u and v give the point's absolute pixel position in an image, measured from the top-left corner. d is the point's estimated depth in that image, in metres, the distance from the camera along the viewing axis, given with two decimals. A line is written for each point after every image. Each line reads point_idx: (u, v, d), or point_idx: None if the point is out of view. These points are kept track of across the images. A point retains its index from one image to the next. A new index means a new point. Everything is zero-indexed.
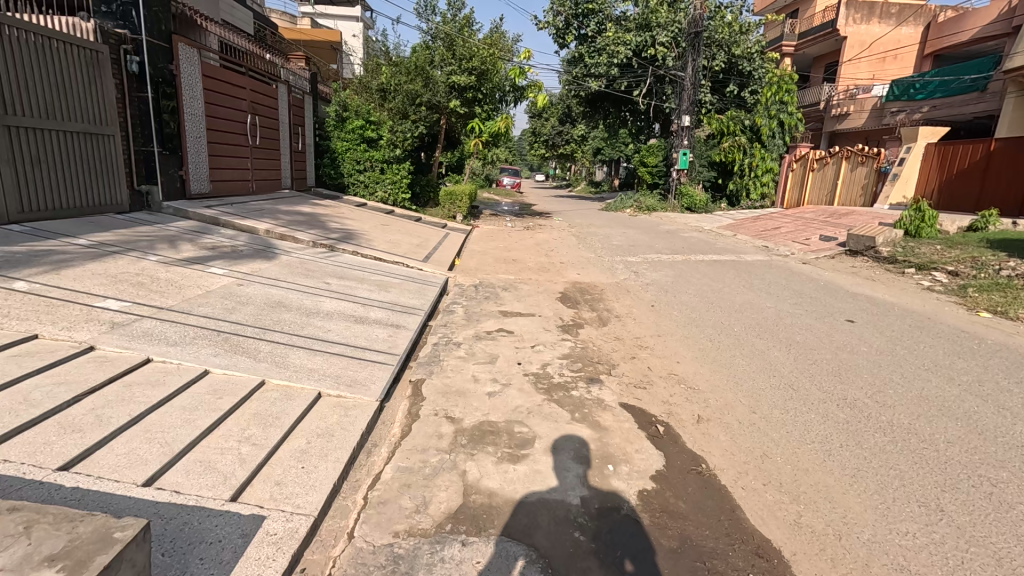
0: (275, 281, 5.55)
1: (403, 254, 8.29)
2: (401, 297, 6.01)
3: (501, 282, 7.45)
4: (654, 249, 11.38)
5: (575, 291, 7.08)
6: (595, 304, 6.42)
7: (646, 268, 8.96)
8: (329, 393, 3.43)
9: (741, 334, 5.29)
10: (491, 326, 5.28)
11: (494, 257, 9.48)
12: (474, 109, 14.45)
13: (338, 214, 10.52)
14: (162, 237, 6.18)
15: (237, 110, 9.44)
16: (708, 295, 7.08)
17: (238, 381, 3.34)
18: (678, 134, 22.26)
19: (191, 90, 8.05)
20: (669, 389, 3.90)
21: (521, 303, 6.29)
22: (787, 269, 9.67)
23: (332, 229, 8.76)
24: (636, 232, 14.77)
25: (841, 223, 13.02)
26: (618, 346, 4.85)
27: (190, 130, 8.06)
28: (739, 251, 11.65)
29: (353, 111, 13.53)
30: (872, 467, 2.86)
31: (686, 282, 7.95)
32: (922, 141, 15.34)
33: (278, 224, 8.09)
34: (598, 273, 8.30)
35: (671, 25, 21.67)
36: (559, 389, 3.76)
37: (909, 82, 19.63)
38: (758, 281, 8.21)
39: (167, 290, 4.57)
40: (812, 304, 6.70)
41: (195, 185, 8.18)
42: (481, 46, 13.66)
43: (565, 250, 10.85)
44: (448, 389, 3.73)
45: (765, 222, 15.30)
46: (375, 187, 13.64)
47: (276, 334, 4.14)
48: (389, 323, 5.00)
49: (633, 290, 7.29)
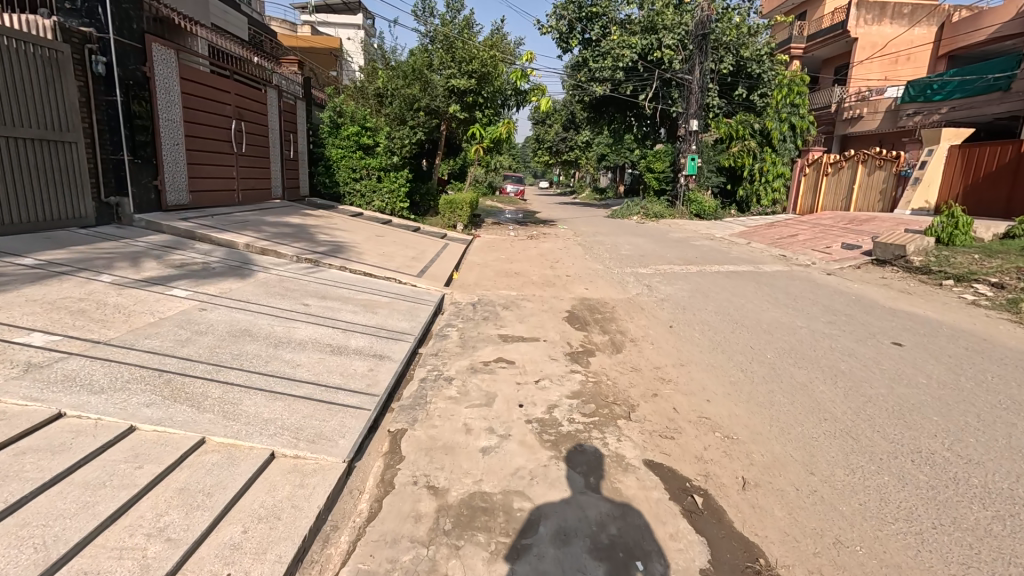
0: (246, 303, 4.91)
1: (396, 268, 7.66)
2: (389, 320, 5.36)
3: (502, 299, 6.80)
4: (665, 259, 10.71)
5: (583, 310, 6.42)
6: (606, 325, 5.76)
7: (659, 282, 8.30)
8: (285, 453, 2.76)
9: (776, 363, 4.60)
10: (489, 354, 4.61)
11: (495, 270, 8.84)
12: (475, 114, 13.85)
13: (330, 224, 9.94)
14: (125, 254, 5.58)
15: (219, 116, 8.85)
16: (731, 313, 6.40)
17: (170, 439, 2.67)
18: (685, 139, 21.71)
19: (167, 94, 7.48)
20: (703, 438, 3.22)
21: (523, 325, 5.63)
22: (810, 280, 8.99)
23: (321, 241, 8.15)
24: (645, 240, 14.11)
25: (862, 230, 12.35)
26: (635, 380, 4.18)
27: (166, 137, 7.48)
28: (756, 261, 10.98)
29: (349, 118, 12.95)
30: (984, 563, 2.18)
31: (705, 297, 7.28)
32: (945, 144, 14.65)
33: (261, 237, 7.48)
34: (607, 288, 7.65)
35: (678, 28, 21.05)
36: (569, 443, 3.08)
37: (925, 82, 18.89)
38: (782, 296, 7.53)
39: (112, 318, 3.94)
40: (849, 323, 6.01)
41: (171, 196, 7.59)
42: (481, 48, 13.12)
43: (572, 261, 10.21)
44: (432, 443, 3.06)
45: (779, 229, 14.66)
46: (372, 196, 13.01)
47: (233, 373, 3.49)
48: (371, 353, 4.34)
49: (647, 307, 6.63)
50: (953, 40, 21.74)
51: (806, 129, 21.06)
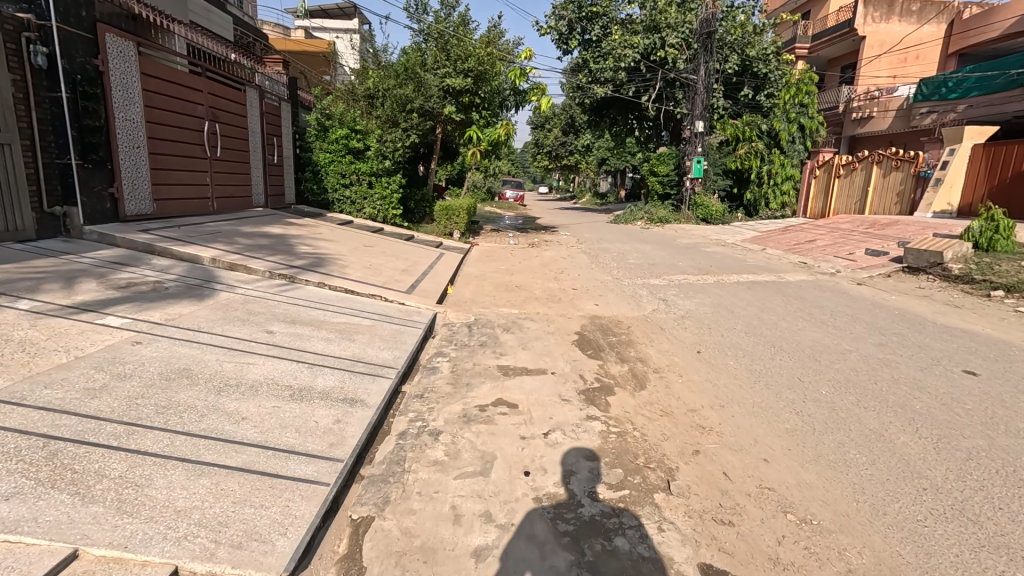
0: (196, 332, 4.10)
1: (382, 284, 6.83)
2: (368, 350, 4.53)
3: (502, 319, 5.97)
4: (678, 268, 9.94)
5: (595, 332, 5.58)
6: (624, 351, 4.92)
7: (675, 295, 7.53)
8: (194, 570, 1.94)
9: (835, 400, 3.80)
10: (486, 394, 3.79)
11: (493, 283, 8.02)
12: (472, 115, 13.12)
13: (314, 234, 9.14)
14: (61, 274, 4.76)
15: (188, 117, 8.04)
16: (765, 334, 5.57)
17: (23, 557, 1.85)
18: (690, 141, 21.00)
19: (125, 90, 6.69)
20: (773, 525, 2.40)
21: (527, 352, 4.79)
22: (840, 290, 8.19)
23: (300, 254, 7.34)
24: (653, 247, 13.32)
25: (887, 235, 11.57)
26: (668, 430, 3.36)
27: (123, 140, 6.67)
28: (776, 269, 10.19)
29: (337, 120, 12.04)
30: None
31: (729, 313, 6.47)
32: (968, 142, 13.86)
33: (230, 250, 6.66)
34: (620, 303, 6.86)
35: (682, 26, 20.36)
36: (594, 538, 2.26)
37: (941, 80, 18.22)
38: (816, 310, 6.73)
39: (9, 360, 3.11)
40: (904, 345, 5.18)
41: (131, 205, 6.79)
42: (478, 45, 12.40)
43: (578, 271, 9.43)
44: (408, 543, 2.24)
45: (794, 234, 13.88)
46: (363, 203, 12.33)
47: (150, 436, 2.66)
48: (341, 397, 3.52)
49: (667, 326, 5.84)
50: (962, 38, 21.02)
51: (816, 129, 20.44)
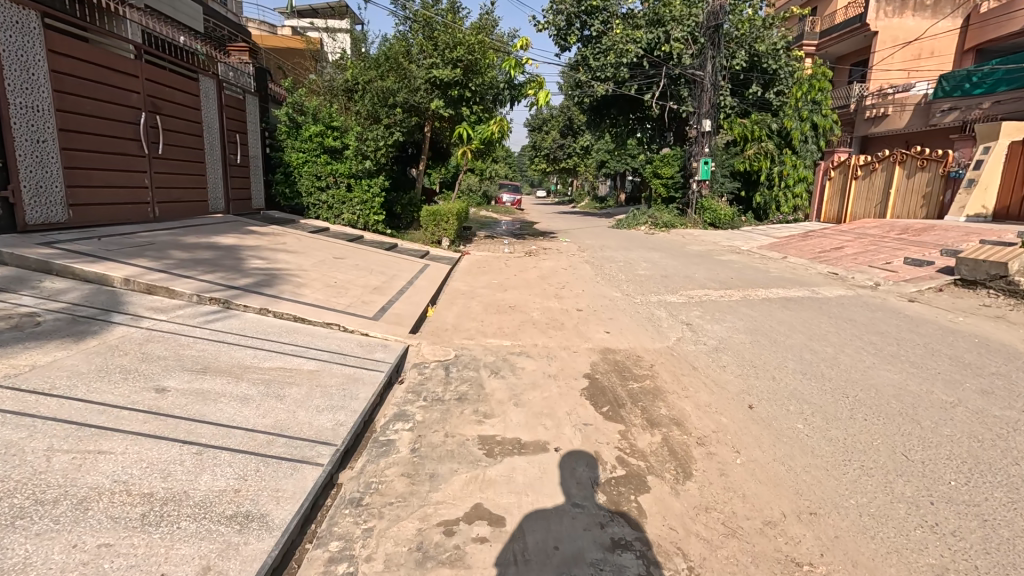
0: (38, 398, 2.81)
1: (344, 308, 5.58)
2: (301, 413, 3.27)
3: (490, 354, 4.71)
4: (696, 281, 8.72)
5: (610, 375, 4.30)
6: (650, 409, 3.65)
7: (701, 318, 6.30)
8: None
9: (979, 502, 2.55)
10: (458, 499, 2.52)
11: (483, 303, 6.79)
12: (461, 110, 11.88)
13: (276, 244, 7.90)
14: None
15: (119, 107, 6.77)
16: (829, 376, 4.30)
17: None
18: (697, 141, 19.77)
19: (24, 70, 5.45)
20: None
21: (521, 411, 3.53)
22: (891, 309, 6.97)
23: (247, 270, 6.08)
24: (663, 255, 12.14)
25: (925, 242, 10.39)
26: (743, 571, 2.10)
27: (20, 132, 5.39)
28: (806, 281, 8.98)
29: (311, 115, 10.79)
30: None
31: (772, 343, 5.23)
32: (1005, 139, 12.61)
33: (155, 266, 5.40)
34: (636, 330, 5.61)
35: (687, 19, 19.23)
36: None
37: (963, 74, 17.26)
38: (875, 337, 5.49)
39: None
40: (1019, 394, 3.92)
41: (34, 212, 5.54)
42: (469, 34, 11.30)
43: (582, 286, 8.22)
44: None
45: (816, 240, 12.69)
46: (341, 208, 11.08)
47: None
48: (226, 514, 2.25)
49: (701, 365, 4.57)
50: (980, 32, 19.81)
51: (830, 128, 19.13)
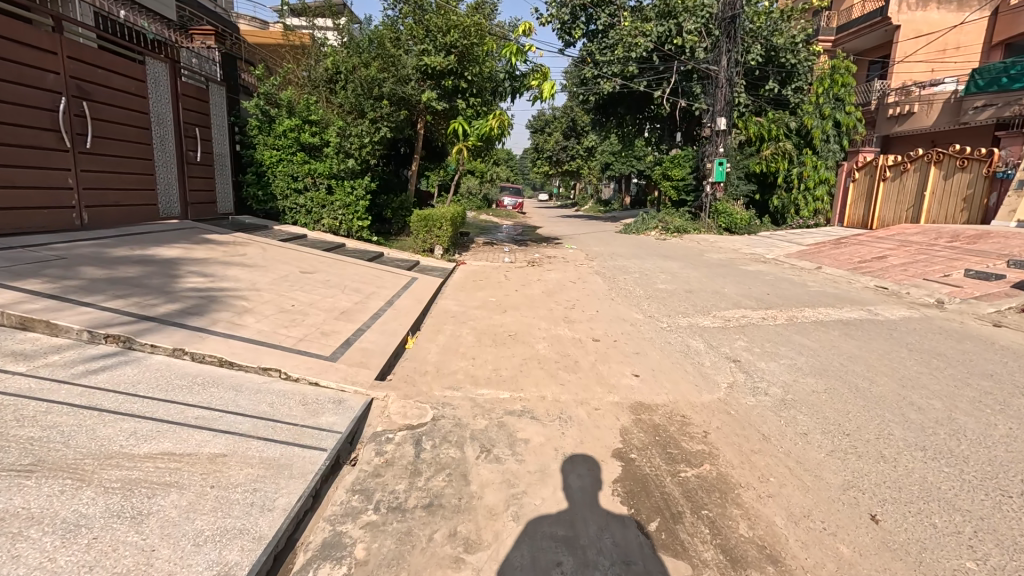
0: None
1: (296, 343, 4.31)
2: (162, 553, 1.98)
3: (481, 417, 3.43)
4: (727, 298, 7.45)
5: (651, 452, 3.02)
6: (724, 526, 2.36)
7: (748, 351, 5.01)
8: None
9: None
10: None
11: (477, 331, 5.52)
12: (457, 103, 10.67)
13: (232, 256, 6.64)
14: None
15: (29, 90, 5.55)
16: (967, 457, 3.00)
17: None
18: (711, 140, 18.43)
19: None
20: None
21: (525, 535, 2.25)
22: (976, 336, 5.70)
23: (178, 293, 4.81)
24: (680, 264, 10.89)
25: (983, 251, 9.12)
26: None
27: None
28: (855, 298, 7.71)
29: (286, 108, 9.54)
30: None
31: (855, 394, 3.93)
32: None
33: (46, 289, 4.13)
34: (671, 373, 4.32)
35: (700, 11, 17.99)
36: None
37: (1001, 67, 15.91)
38: (987, 382, 4.21)
39: None
40: None
41: None
42: (464, 16, 10.07)
43: (596, 305, 6.95)
44: None
45: (850, 249, 11.37)
46: (321, 212, 9.85)
47: None
48: None
49: (776, 435, 3.26)
50: (1011, 23, 18.52)
51: (853, 126, 17.51)
